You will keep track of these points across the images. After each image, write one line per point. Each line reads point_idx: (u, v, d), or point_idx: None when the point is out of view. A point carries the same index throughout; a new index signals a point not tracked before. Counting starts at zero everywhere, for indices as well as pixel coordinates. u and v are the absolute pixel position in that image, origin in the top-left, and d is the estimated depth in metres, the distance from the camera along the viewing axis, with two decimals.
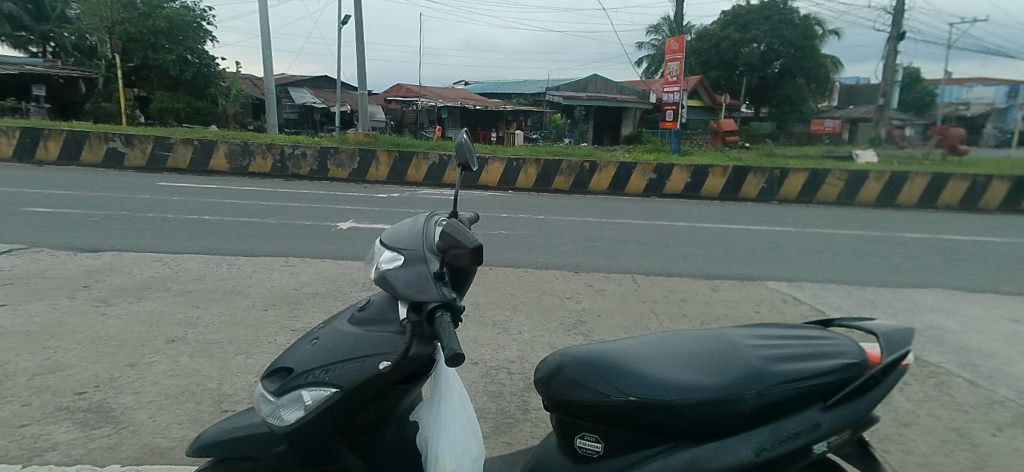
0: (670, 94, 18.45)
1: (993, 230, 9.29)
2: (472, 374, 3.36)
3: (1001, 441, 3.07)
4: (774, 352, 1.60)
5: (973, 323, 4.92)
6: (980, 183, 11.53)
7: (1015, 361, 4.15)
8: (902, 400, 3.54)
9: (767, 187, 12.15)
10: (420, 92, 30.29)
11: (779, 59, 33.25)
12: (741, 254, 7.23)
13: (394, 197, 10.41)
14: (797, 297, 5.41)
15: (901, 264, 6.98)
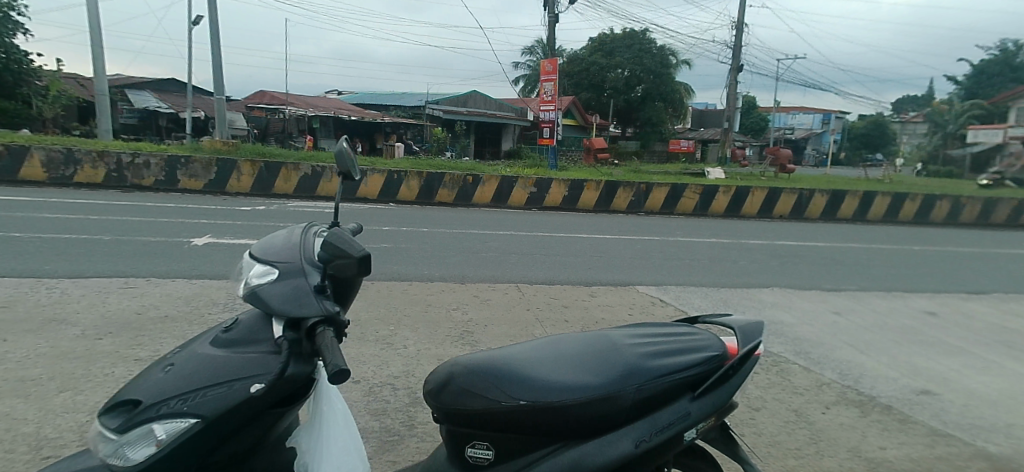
0: (546, 112, 19.23)
1: (815, 236, 10.79)
2: (354, 393, 3.22)
3: (829, 418, 3.56)
4: (650, 348, 1.72)
5: (805, 316, 5.67)
6: (806, 196, 13.31)
7: (837, 347, 4.83)
8: (752, 387, 3.96)
9: (636, 199, 13.09)
10: (288, 101, 28.82)
11: (640, 85, 36.02)
12: (616, 261, 7.69)
13: (260, 210, 9.73)
14: (665, 299, 5.85)
15: (748, 267, 7.86)
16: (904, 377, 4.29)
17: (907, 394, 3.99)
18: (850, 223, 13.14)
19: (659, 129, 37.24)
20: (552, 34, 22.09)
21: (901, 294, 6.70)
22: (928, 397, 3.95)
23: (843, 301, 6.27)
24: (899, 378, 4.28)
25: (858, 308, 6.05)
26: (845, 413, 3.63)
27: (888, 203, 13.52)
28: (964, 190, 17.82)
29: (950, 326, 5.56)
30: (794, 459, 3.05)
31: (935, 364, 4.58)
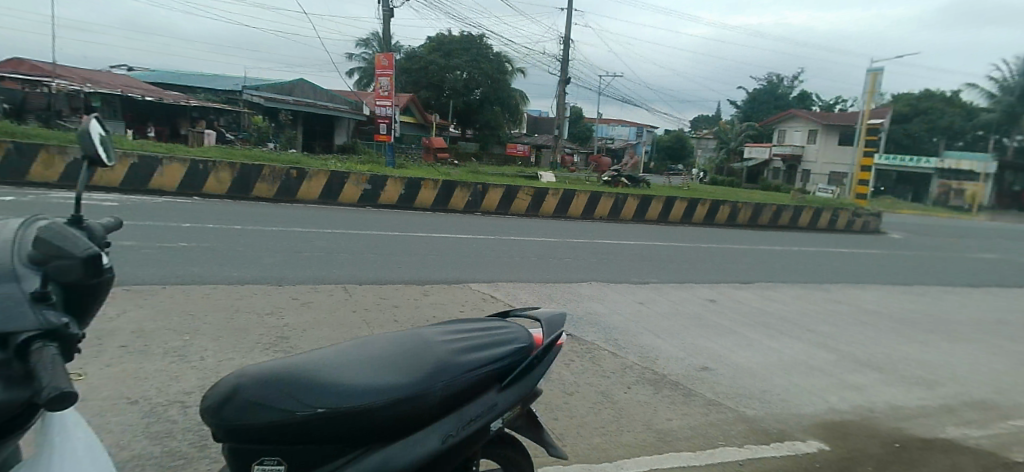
0: (382, 108, 18.56)
1: (629, 236, 12.00)
2: (129, 416, 2.78)
3: (630, 396, 3.96)
4: (460, 344, 1.76)
5: (616, 306, 6.25)
6: (621, 200, 14.73)
7: (640, 333, 5.41)
8: (568, 374, 4.24)
9: (472, 199, 13.35)
10: (62, 74, 24.26)
11: (479, 87, 36.93)
12: (449, 260, 7.75)
13: (13, 201, 8.01)
14: (494, 296, 6.04)
15: (570, 263, 8.45)
16: (690, 357, 4.94)
17: (692, 371, 4.59)
18: (657, 224, 14.82)
19: (496, 133, 38.59)
20: (387, 29, 21.54)
21: (693, 285, 7.72)
22: (707, 373, 4.59)
23: (647, 293, 7.04)
24: (686, 357, 4.92)
25: (658, 298, 6.83)
26: (643, 391, 4.07)
27: (686, 207, 15.53)
28: (743, 197, 21.14)
29: (727, 311, 6.54)
30: (598, 437, 3.34)
31: (714, 344, 5.34)
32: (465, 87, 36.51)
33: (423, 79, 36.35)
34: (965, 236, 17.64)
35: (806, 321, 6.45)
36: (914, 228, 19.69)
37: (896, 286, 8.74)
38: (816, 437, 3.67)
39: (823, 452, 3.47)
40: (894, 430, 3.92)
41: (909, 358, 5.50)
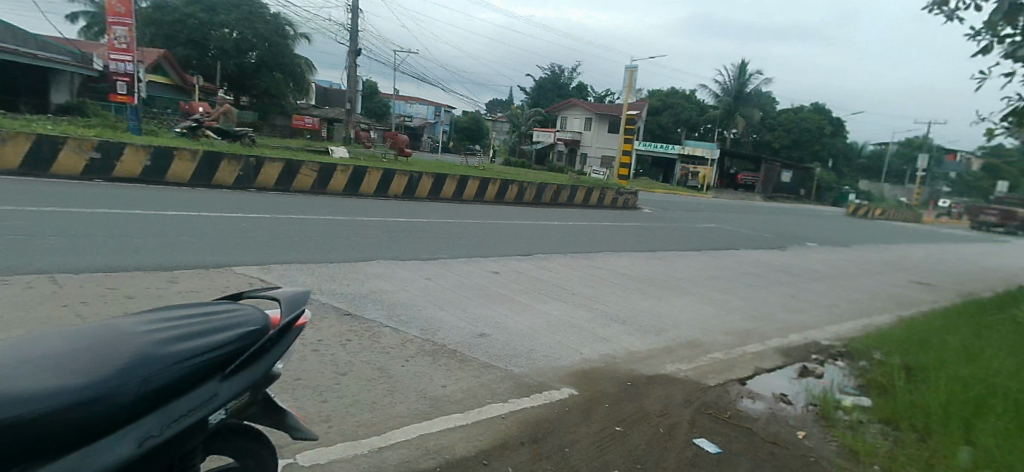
0: (120, 63, 15.37)
1: (422, 214, 11.97)
2: None
3: (407, 369, 3.98)
4: (169, 333, 1.57)
5: (400, 283, 6.21)
6: (415, 178, 14.59)
7: (423, 307, 5.48)
8: (343, 353, 4.08)
9: (243, 174, 12.00)
10: None
11: (254, 50, 32.60)
12: (214, 242, 6.88)
13: None
14: (265, 279, 5.55)
15: (357, 241, 8.18)
16: (468, 325, 5.15)
17: (469, 339, 4.79)
18: (450, 202, 14.98)
19: (277, 102, 34.82)
20: None
21: (478, 259, 8.05)
22: (483, 339, 4.82)
23: (433, 268, 7.13)
24: (465, 326, 5.11)
25: (444, 273, 6.97)
26: (421, 362, 4.12)
27: (478, 186, 15.89)
28: (529, 177, 22.63)
29: (506, 282, 6.95)
30: (369, 413, 3.28)
31: (492, 312, 5.65)
32: (237, 48, 32.06)
33: (182, 35, 31.26)
34: (698, 210, 21.39)
35: (572, 286, 7.18)
36: (664, 205, 23.27)
37: (645, 253, 10.23)
38: (568, 385, 4.13)
39: (572, 397, 3.92)
40: (630, 372, 4.61)
41: (649, 313, 6.51)
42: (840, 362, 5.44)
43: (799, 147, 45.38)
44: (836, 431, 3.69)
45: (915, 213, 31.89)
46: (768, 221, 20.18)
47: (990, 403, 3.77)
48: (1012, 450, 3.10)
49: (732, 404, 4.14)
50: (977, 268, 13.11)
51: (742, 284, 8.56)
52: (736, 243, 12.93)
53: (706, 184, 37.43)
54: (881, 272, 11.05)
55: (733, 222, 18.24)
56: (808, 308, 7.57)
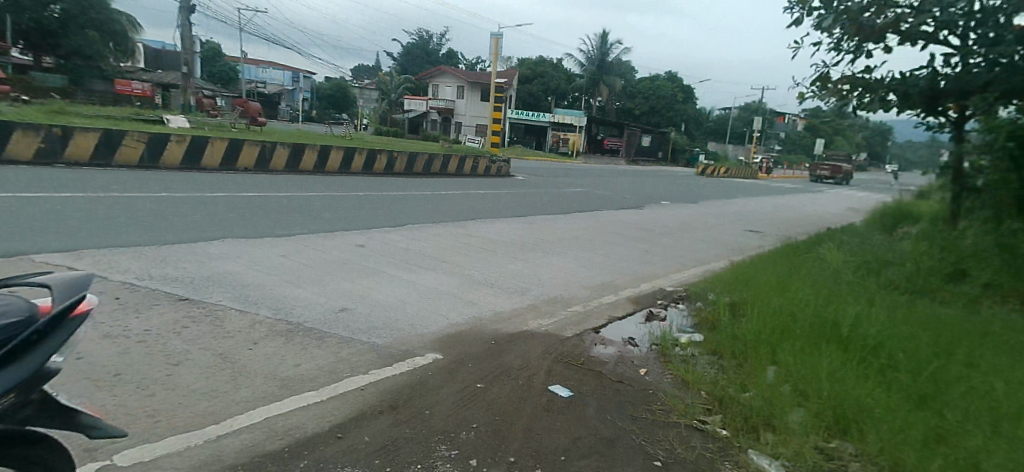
0: None
1: (274, 186, 11.14)
2: None
3: (255, 351, 3.57)
4: None
5: (251, 263, 5.68)
6: (269, 148, 13.36)
7: (276, 286, 5.04)
8: (177, 343, 3.60)
9: (47, 147, 10.35)
10: None
11: (58, 3, 27.11)
12: (9, 229, 5.79)
13: None
14: (75, 268, 4.79)
15: (197, 220, 7.37)
16: (329, 300, 4.78)
17: (329, 313, 4.43)
18: (311, 174, 13.97)
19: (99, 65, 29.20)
20: None
21: (340, 233, 7.61)
22: (346, 313, 4.47)
23: (290, 245, 6.61)
24: (325, 301, 4.73)
25: (302, 249, 6.49)
26: (272, 343, 3.73)
27: (342, 157, 14.91)
28: (399, 147, 21.89)
29: (371, 253, 6.64)
30: (207, 401, 2.87)
31: (355, 284, 5.33)
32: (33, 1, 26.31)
33: None
34: (566, 176, 22.21)
35: (442, 254, 6.99)
36: (536, 171, 23.86)
37: (514, 219, 10.37)
38: (434, 350, 3.81)
39: (438, 361, 3.61)
40: (496, 333, 4.39)
41: (509, 272, 6.62)
42: (681, 305, 6.03)
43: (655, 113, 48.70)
44: (671, 365, 4.07)
45: (752, 169, 35.93)
46: (628, 183, 21.52)
47: (792, 324, 4.32)
48: (802, 362, 3.59)
49: (586, 351, 4.32)
50: (799, 217, 15.09)
51: (601, 242, 9.03)
52: (601, 206, 13.57)
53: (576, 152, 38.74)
54: (721, 225, 12.29)
55: (598, 185, 19.19)
56: (656, 261, 8.23)
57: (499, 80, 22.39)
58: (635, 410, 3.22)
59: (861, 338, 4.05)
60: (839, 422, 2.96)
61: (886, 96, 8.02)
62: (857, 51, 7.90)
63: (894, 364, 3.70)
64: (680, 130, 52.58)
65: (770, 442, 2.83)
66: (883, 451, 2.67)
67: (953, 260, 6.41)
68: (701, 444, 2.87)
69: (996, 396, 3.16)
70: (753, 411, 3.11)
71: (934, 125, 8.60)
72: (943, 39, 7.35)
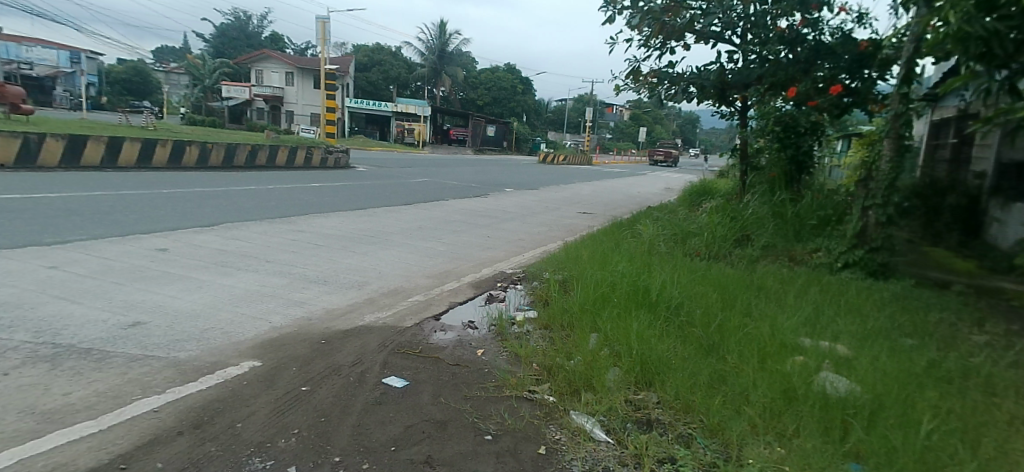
0: None
1: (43, 185, 9.38)
2: None
3: (7, 384, 2.96)
4: None
5: (4, 279, 4.72)
6: (33, 140, 11.21)
7: (41, 303, 4.24)
8: None
9: None
10: None
11: None
12: None
13: None
14: None
15: None
16: (116, 315, 4.12)
17: (114, 330, 3.82)
18: (97, 171, 12.00)
19: None
20: None
21: (134, 237, 6.63)
22: (138, 328, 3.89)
23: (61, 254, 5.63)
24: (110, 317, 4.08)
25: (80, 258, 5.57)
26: (31, 372, 3.12)
27: (140, 149, 13.03)
28: (222, 139, 19.70)
29: (172, 257, 5.86)
30: None
31: (148, 294, 4.65)
32: None
33: None
34: (410, 166, 21.74)
35: (264, 252, 6.40)
36: (377, 162, 23.03)
37: (351, 211, 9.84)
38: (251, 357, 3.49)
39: (254, 370, 3.29)
40: (325, 330, 4.04)
41: (344, 267, 6.03)
42: (520, 285, 5.75)
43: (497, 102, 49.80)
44: (507, 343, 3.91)
45: (586, 155, 38.38)
46: (472, 172, 21.66)
47: (611, 293, 4.68)
48: (617, 326, 3.91)
49: (425, 340, 3.92)
50: (628, 198, 16.37)
51: (445, 230, 8.79)
52: (444, 194, 13.49)
53: (423, 141, 38.03)
54: (559, 209, 12.91)
55: (443, 175, 19.04)
56: (499, 245, 8.05)
57: (330, 66, 21.14)
58: (469, 391, 3.13)
59: (667, 299, 4.52)
60: (646, 375, 3.27)
61: (687, 87, 8.96)
62: (664, 47, 8.79)
63: (691, 320, 4.20)
64: (521, 120, 54.43)
65: (587, 400, 3.04)
66: (679, 397, 3.00)
67: (738, 226, 7.47)
68: (529, 412, 2.93)
69: (764, 337, 3.74)
70: (576, 376, 3.28)
71: (726, 115, 9.56)
72: (728, 38, 8.49)
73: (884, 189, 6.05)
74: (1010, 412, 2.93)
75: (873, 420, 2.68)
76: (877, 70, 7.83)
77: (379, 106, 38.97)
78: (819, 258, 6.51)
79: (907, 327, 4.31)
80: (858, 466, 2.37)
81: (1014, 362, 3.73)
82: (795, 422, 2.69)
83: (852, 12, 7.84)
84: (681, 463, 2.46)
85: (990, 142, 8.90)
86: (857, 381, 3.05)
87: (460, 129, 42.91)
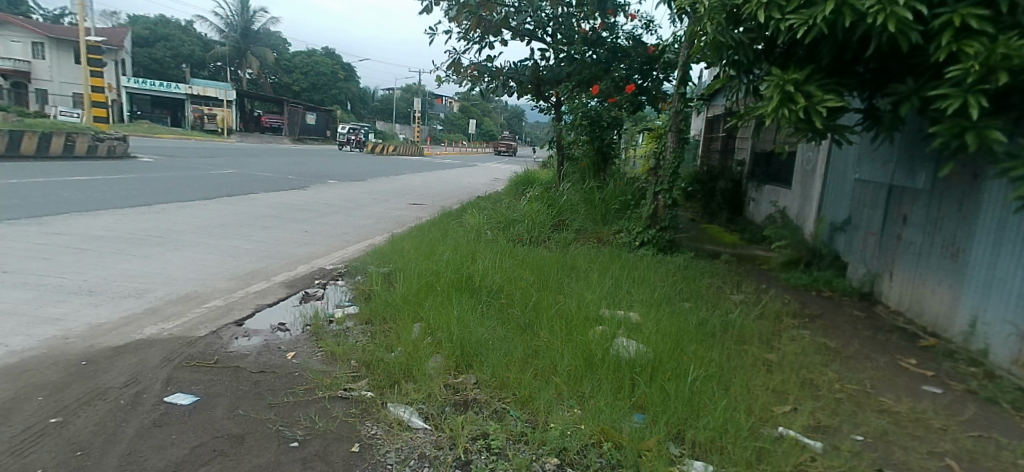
0: None
1: None
2: None
3: None
4: None
5: None
6: None
7: None
8: None
9: None
10: None
11: None
12: None
13: None
14: None
15: None
16: None
17: None
18: None
19: None
20: None
21: None
22: None
23: None
24: None
25: None
26: None
27: None
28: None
29: None
30: None
31: None
32: None
33: None
34: (214, 156, 19.42)
35: (5, 261, 5.23)
36: (167, 152, 20.14)
37: (134, 209, 8.49)
38: None
39: None
40: (87, 348, 3.44)
41: (119, 273, 5.19)
42: (341, 281, 5.47)
43: (314, 89, 46.82)
44: (322, 341, 3.66)
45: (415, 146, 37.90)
46: (290, 163, 20.06)
47: (434, 281, 4.66)
48: (440, 314, 3.90)
49: (222, 349, 3.53)
50: (458, 189, 16.52)
51: (255, 227, 8.01)
52: (252, 187, 12.31)
53: (228, 128, 34.16)
54: (386, 200, 12.57)
55: (255, 166, 17.34)
56: (318, 240, 7.56)
57: (97, 39, 17.98)
58: (274, 398, 2.89)
59: (488, 285, 4.65)
60: (464, 358, 3.32)
61: (507, 82, 9.36)
62: (482, 42, 9.02)
63: (510, 302, 4.38)
64: (343, 109, 51.82)
65: (407, 389, 2.99)
66: (495, 375, 3.10)
67: (554, 211, 7.96)
68: (342, 412, 2.78)
69: (572, 312, 4.05)
70: (395, 367, 3.18)
71: (543, 109, 10.06)
72: (540, 37, 8.98)
73: (668, 176, 6.91)
74: (755, 357, 3.56)
75: (654, 375, 3.05)
76: (663, 72, 8.74)
77: (169, 88, 34.11)
78: (622, 238, 7.21)
79: (686, 293, 5.00)
80: (641, 417, 2.68)
81: (761, 315, 4.53)
82: (594, 386, 2.95)
83: (641, 19, 8.77)
84: (493, 437, 2.55)
85: (746, 135, 10.68)
86: (645, 343, 3.44)
87: (274, 118, 39.65)
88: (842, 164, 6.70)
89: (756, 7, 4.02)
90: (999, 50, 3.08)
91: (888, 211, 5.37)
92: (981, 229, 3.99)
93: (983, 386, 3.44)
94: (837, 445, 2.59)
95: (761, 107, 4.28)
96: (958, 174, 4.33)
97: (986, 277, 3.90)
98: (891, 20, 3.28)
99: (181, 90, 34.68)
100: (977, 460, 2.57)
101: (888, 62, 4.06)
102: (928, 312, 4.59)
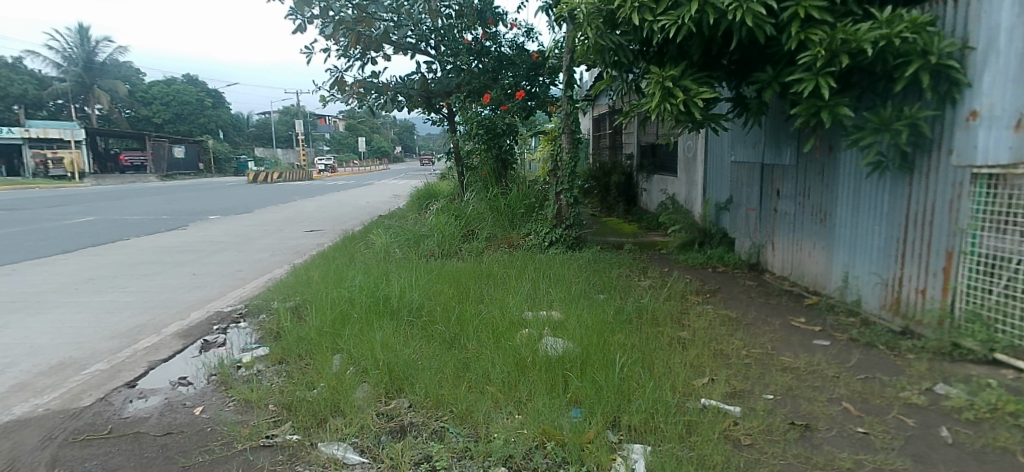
0: None
1: None
2: None
3: None
4: None
5: None
6: None
7: None
8: None
9: None
10: None
11: None
12: None
13: None
14: None
15: None
16: None
17: None
18: None
19: None
20: None
21: None
22: None
23: None
24: None
25: None
26: None
27: None
28: None
29: None
30: None
31: None
32: None
33: None
34: (66, 204, 17.18)
35: None
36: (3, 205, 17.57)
37: None
38: None
39: None
40: None
41: None
42: (243, 323, 5.09)
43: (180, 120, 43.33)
44: (233, 390, 3.39)
45: (303, 170, 36.05)
46: (162, 202, 18.26)
47: (349, 308, 4.48)
48: (359, 342, 3.74)
49: (114, 417, 3.17)
50: (356, 210, 15.97)
51: (132, 276, 7.26)
52: (120, 233, 11.12)
53: (82, 171, 30.45)
54: (280, 231, 11.85)
55: (119, 210, 15.60)
56: (209, 282, 6.98)
57: None
58: (187, 459, 2.64)
59: (407, 304, 4.54)
60: (394, 383, 3.22)
61: (396, 96, 9.22)
62: (364, 58, 8.81)
63: (432, 319, 4.31)
64: (217, 138, 48.36)
65: (338, 425, 2.84)
66: (429, 394, 3.05)
67: (462, 222, 7.93)
68: (268, 462, 2.60)
69: (496, 319, 4.07)
70: (321, 404, 3.02)
71: (436, 121, 10.07)
72: (424, 49, 8.97)
73: (567, 176, 7.16)
74: (670, 336, 3.78)
75: (583, 369, 3.14)
76: (549, 77, 9.03)
77: None
78: (531, 239, 7.32)
79: (599, 286, 5.18)
80: (578, 412, 2.75)
81: (668, 296, 4.81)
82: (528, 389, 2.99)
83: (521, 27, 9.01)
84: (436, 459, 2.50)
85: (632, 130, 11.32)
86: (570, 339, 3.54)
87: (136, 154, 36.00)
88: (718, 149, 7.30)
89: (629, 11, 4.27)
90: (838, 36, 3.49)
91: (763, 187, 5.91)
92: (842, 195, 4.51)
93: (862, 333, 3.87)
94: (753, 407, 2.81)
95: (645, 103, 4.55)
96: (817, 148, 4.86)
97: (851, 236, 4.40)
98: (748, 15, 3.62)
99: (14, 134, 29.81)
100: (868, 399, 2.89)
101: (748, 53, 4.47)
102: (807, 273, 5.10)
